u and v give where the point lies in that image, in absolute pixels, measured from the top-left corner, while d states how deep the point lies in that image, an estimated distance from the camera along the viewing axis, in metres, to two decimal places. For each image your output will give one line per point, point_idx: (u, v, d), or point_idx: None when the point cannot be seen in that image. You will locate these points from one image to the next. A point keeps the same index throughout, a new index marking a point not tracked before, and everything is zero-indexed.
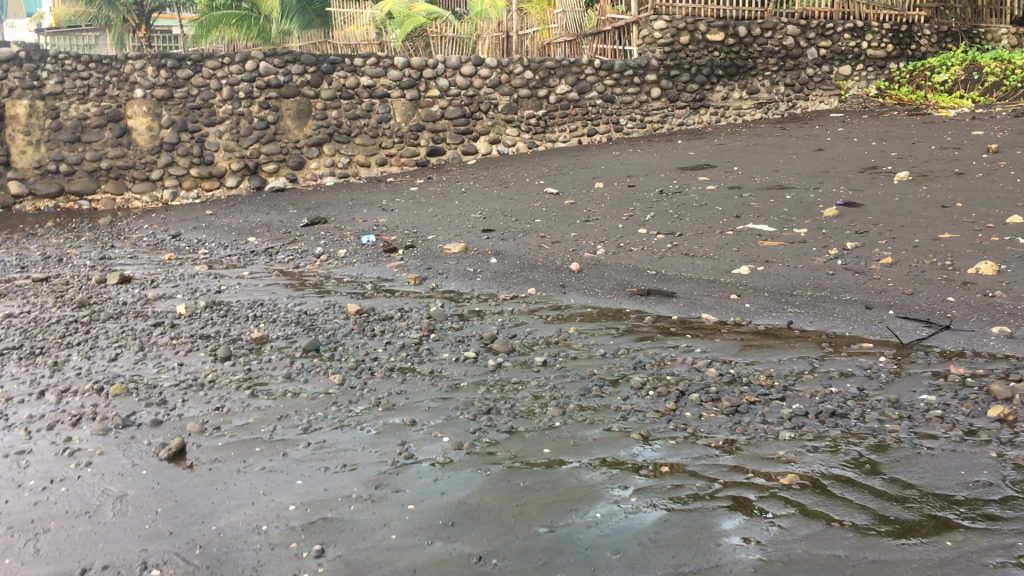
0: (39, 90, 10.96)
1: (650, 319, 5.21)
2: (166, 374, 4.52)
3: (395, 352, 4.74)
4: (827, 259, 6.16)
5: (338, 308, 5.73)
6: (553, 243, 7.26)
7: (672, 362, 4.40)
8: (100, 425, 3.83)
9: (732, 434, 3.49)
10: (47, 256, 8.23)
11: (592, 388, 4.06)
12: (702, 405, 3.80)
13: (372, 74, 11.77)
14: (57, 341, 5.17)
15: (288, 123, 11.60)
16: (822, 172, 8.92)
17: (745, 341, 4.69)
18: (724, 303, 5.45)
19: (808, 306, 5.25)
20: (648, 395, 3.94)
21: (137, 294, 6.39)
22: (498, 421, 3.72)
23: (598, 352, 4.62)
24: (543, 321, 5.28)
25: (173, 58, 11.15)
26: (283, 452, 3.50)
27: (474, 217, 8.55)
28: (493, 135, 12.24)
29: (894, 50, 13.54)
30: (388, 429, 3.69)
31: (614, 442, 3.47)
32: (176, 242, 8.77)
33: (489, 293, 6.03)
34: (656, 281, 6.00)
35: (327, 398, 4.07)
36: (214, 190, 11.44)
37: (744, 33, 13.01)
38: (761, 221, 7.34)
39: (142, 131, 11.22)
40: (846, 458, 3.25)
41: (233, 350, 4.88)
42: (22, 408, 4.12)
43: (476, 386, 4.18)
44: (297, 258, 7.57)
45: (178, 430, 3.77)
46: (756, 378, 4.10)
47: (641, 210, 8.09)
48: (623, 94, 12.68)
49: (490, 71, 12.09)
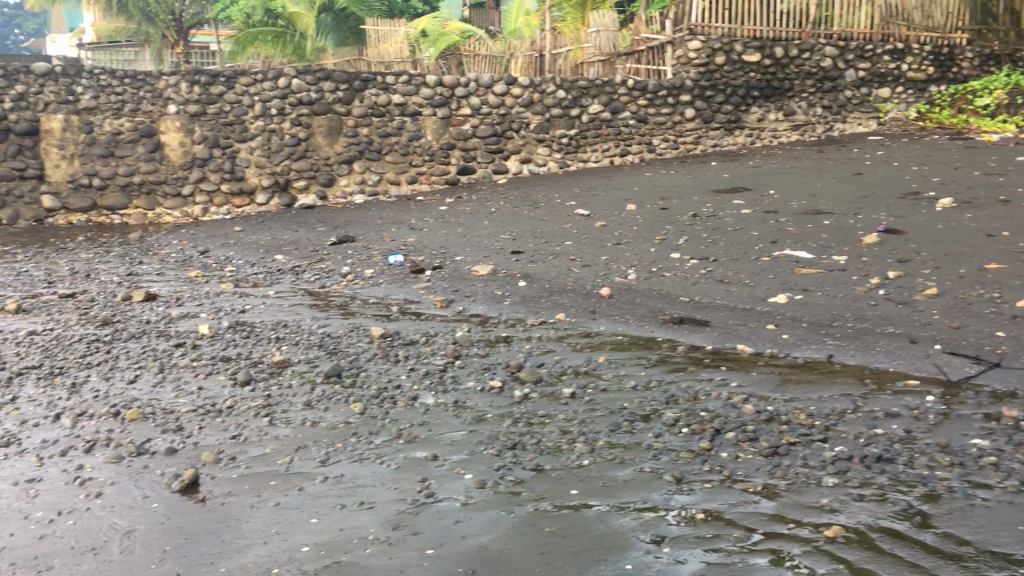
0: (74, 104, 11.00)
1: (683, 349, 5.02)
2: (184, 398, 4.40)
3: (419, 380, 4.59)
4: (868, 288, 5.95)
5: (362, 331, 5.60)
6: (583, 267, 7.10)
7: (707, 397, 4.21)
8: (113, 452, 3.72)
9: (771, 479, 3.30)
10: (75, 271, 8.20)
11: (622, 424, 3.88)
12: (738, 445, 3.61)
13: (404, 91, 11.71)
14: (78, 361, 5.08)
15: (319, 140, 11.55)
16: (862, 197, 8.68)
17: (783, 376, 4.50)
18: (760, 333, 5.25)
19: (849, 339, 5.04)
20: (682, 432, 3.76)
21: (160, 312, 6.31)
22: (523, 458, 3.56)
23: (629, 384, 4.44)
24: (571, 348, 5.11)
25: (206, 74, 11.18)
26: (299, 486, 3.36)
27: (503, 238, 8.41)
28: (524, 155, 12.13)
29: (935, 72, 13.33)
30: (409, 464, 3.54)
31: (645, 484, 3.29)
32: (204, 259, 8.71)
33: (517, 317, 5.88)
34: (689, 309, 5.81)
35: (347, 428, 3.93)
36: (244, 206, 11.41)
37: (781, 54, 12.78)
38: (799, 247, 7.13)
39: (174, 146, 11.22)
40: (895, 509, 3.05)
41: (253, 373, 4.76)
42: (36, 432, 4.02)
43: (501, 418, 4.02)
44: (323, 277, 7.47)
45: (192, 460, 3.64)
46: (797, 416, 3.91)
47: (674, 234, 7.91)
48: (657, 114, 12.53)
49: (523, 90, 12.02)
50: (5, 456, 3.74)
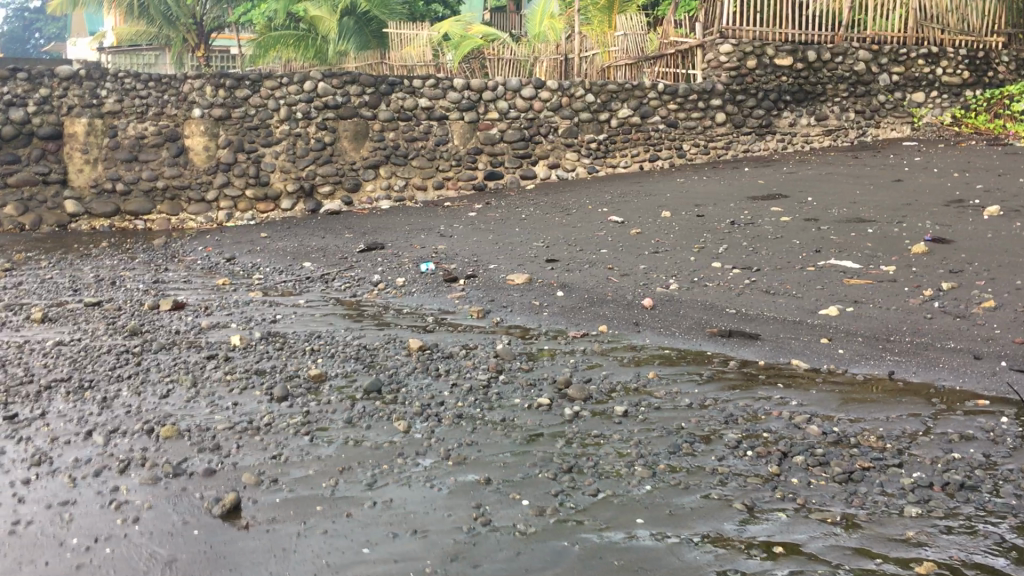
0: (98, 107, 10.88)
1: (735, 364, 4.82)
2: (219, 415, 4.23)
3: (463, 396, 4.40)
4: (922, 300, 5.73)
5: (399, 343, 5.42)
6: (621, 276, 6.90)
7: (767, 417, 4.00)
8: (149, 473, 3.55)
9: (850, 508, 3.09)
10: (101, 278, 8.07)
11: (682, 445, 3.68)
12: (809, 469, 3.40)
13: (431, 96, 11.54)
14: (107, 374, 4.92)
15: (345, 145, 11.40)
16: (904, 204, 8.46)
17: (845, 394, 4.29)
18: (814, 347, 5.04)
19: (910, 354, 4.82)
20: (746, 455, 3.56)
21: (190, 322, 6.15)
22: (581, 482, 3.37)
23: (683, 402, 4.24)
24: (618, 363, 4.92)
25: (231, 77, 11.03)
26: (347, 512, 3.18)
27: (537, 245, 8.22)
28: (552, 160, 11.94)
29: (970, 77, 13.03)
30: (461, 489, 3.35)
31: (715, 513, 3.09)
32: (231, 266, 8.57)
33: (558, 329, 5.70)
34: (737, 321, 5.61)
35: (392, 448, 3.75)
36: (269, 212, 11.28)
37: (813, 57, 12.58)
38: (845, 257, 6.91)
39: (199, 150, 11.09)
40: (988, 543, 2.84)
41: (291, 388, 4.59)
42: (68, 450, 3.86)
43: (552, 438, 3.83)
44: (354, 286, 7.30)
45: (232, 482, 3.46)
46: (866, 438, 3.69)
47: (713, 242, 7.71)
48: (687, 119, 12.31)
49: (551, 94, 11.82)
50: (36, 477, 3.57)
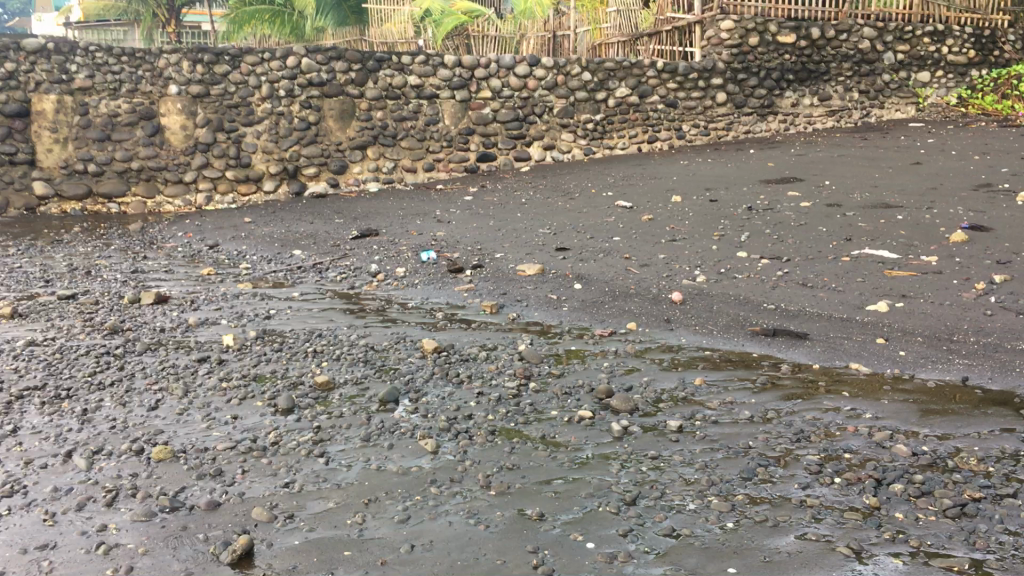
0: (68, 83, 10.17)
1: (789, 368, 4.37)
2: (217, 432, 3.69)
3: (492, 408, 3.90)
4: (976, 294, 5.31)
5: (410, 343, 4.91)
6: (641, 266, 6.42)
7: (843, 433, 3.54)
8: (141, 508, 3.03)
9: (976, 552, 2.62)
10: (74, 267, 7.47)
11: (757, 470, 3.20)
12: (913, 502, 2.93)
13: (420, 73, 10.94)
14: (87, 381, 4.36)
15: (330, 125, 10.79)
16: (929, 188, 8.08)
17: (921, 405, 3.84)
18: (871, 349, 4.60)
19: (979, 357, 4.39)
20: (834, 483, 3.09)
21: (176, 318, 5.59)
22: (652, 519, 2.87)
23: (742, 415, 3.77)
24: (658, 367, 4.44)
25: (210, 52, 10.34)
26: (382, 560, 2.68)
27: (543, 232, 7.72)
28: (547, 141, 11.42)
29: (976, 56, 12.64)
30: (512, 528, 2.85)
31: (820, 559, 2.61)
32: (215, 253, 8.00)
33: (582, 327, 5.22)
34: (779, 318, 5.16)
35: (422, 475, 3.25)
36: (250, 195, 10.67)
37: (817, 35, 12.14)
38: (879, 246, 6.47)
39: (176, 130, 10.40)
40: None
41: (297, 398, 4.07)
42: (44, 477, 3.32)
43: (604, 461, 3.34)
44: (350, 277, 6.76)
45: (240, 520, 2.95)
46: (965, 460, 3.23)
47: (733, 229, 7.24)
48: (687, 98, 11.84)
49: (546, 71, 11.26)
50: (7, 512, 3.05)
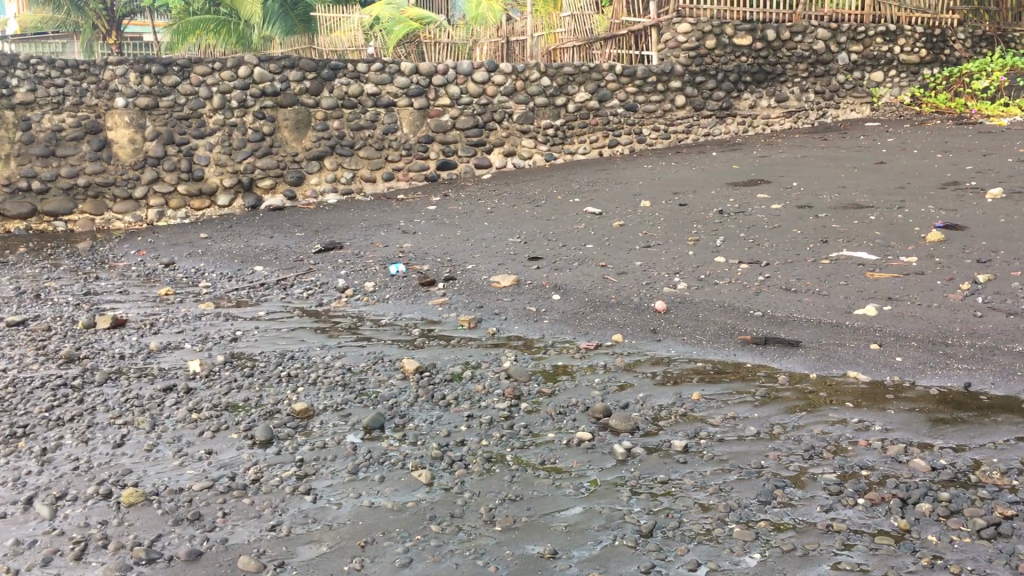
0: (9, 97, 9.62)
1: (787, 380, 4.21)
2: (191, 471, 3.42)
3: (485, 433, 3.68)
4: (963, 295, 5.22)
5: (389, 363, 4.67)
6: (619, 275, 6.26)
7: (855, 448, 3.39)
8: (114, 562, 2.76)
9: None
10: (21, 290, 7.09)
11: (775, 493, 3.03)
12: (944, 522, 2.78)
13: (377, 81, 10.67)
14: (44, 417, 4.05)
15: (286, 135, 10.47)
16: (897, 188, 8.04)
17: (930, 416, 3.70)
18: (867, 355, 4.48)
19: (978, 362, 4.28)
20: (859, 505, 2.93)
21: (135, 344, 5.28)
22: (673, 552, 2.69)
23: (749, 432, 3.60)
24: (652, 382, 4.26)
25: (157, 63, 9.94)
26: None
27: (513, 241, 7.53)
28: (507, 147, 11.24)
29: (927, 55, 12.71)
30: (526, 569, 2.65)
31: None
32: (171, 272, 7.67)
33: (566, 341, 5.02)
34: (769, 325, 5.02)
35: (420, 511, 3.02)
36: (203, 209, 10.28)
37: (773, 36, 12.14)
38: (856, 247, 6.39)
39: (123, 144, 10.00)
40: None
41: (275, 428, 3.81)
42: (4, 529, 3.03)
43: (613, 488, 3.14)
44: (316, 293, 6.49)
45: (225, 572, 2.70)
46: (988, 475, 3.10)
47: (707, 233, 7.13)
48: (647, 102, 11.73)
49: (505, 77, 11.06)
50: None
